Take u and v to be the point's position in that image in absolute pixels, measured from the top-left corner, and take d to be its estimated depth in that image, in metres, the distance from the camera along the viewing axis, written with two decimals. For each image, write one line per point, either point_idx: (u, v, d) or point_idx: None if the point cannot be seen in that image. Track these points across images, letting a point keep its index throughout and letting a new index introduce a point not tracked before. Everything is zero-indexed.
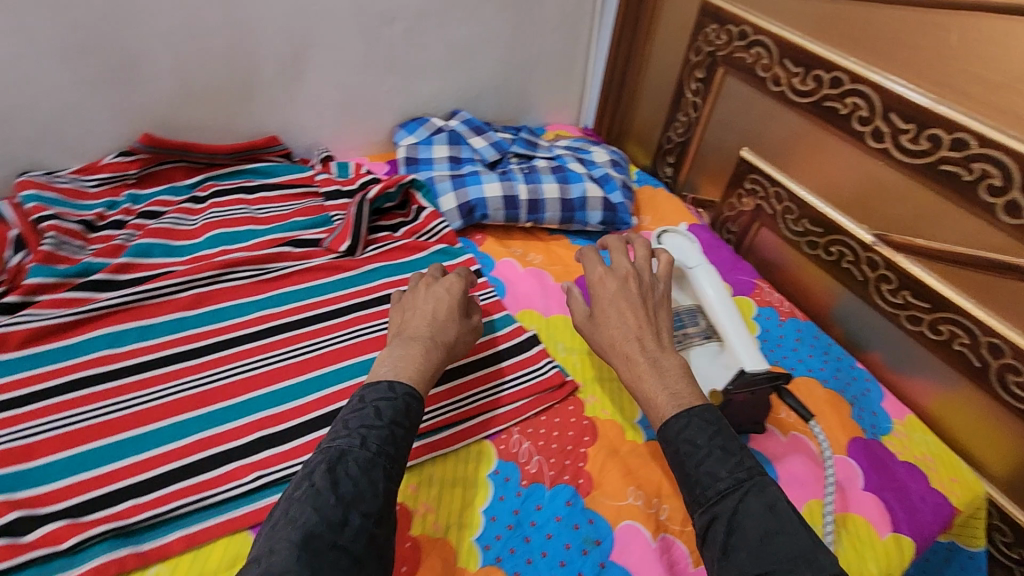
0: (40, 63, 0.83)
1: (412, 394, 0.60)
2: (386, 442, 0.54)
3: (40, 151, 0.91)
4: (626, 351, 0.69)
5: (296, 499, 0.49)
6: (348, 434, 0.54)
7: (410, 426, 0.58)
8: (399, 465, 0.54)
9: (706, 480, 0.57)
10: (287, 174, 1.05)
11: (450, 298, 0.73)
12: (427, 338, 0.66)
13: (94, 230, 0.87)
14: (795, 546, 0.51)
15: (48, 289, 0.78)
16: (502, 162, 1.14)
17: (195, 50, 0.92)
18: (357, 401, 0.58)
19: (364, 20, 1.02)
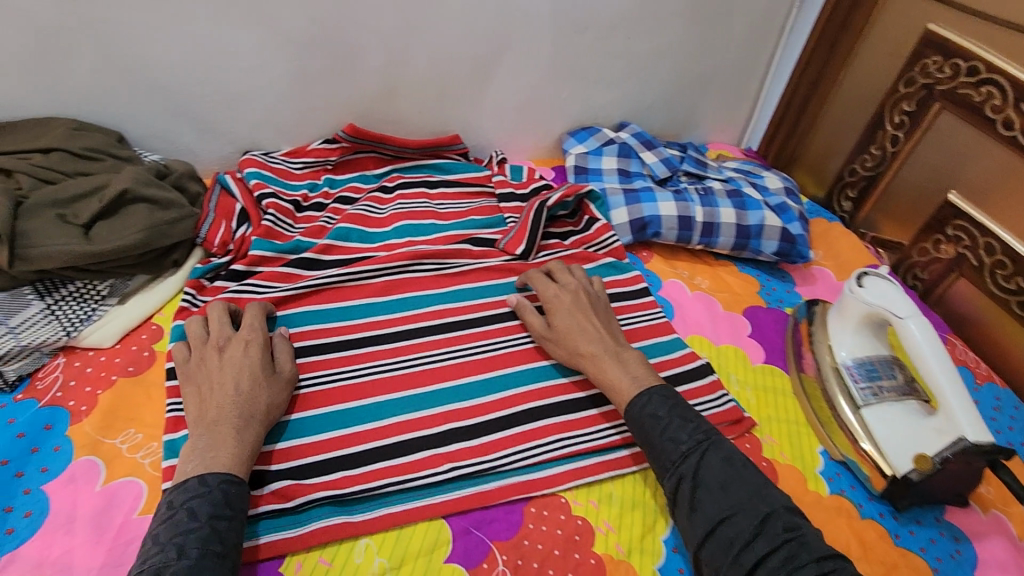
0: (278, 53, 0.91)
1: (228, 480, 0.56)
2: (205, 543, 0.52)
3: (260, 133, 0.99)
4: (584, 355, 0.74)
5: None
6: (161, 547, 0.51)
7: (232, 517, 0.55)
8: (227, 558, 0.52)
9: (668, 444, 0.64)
10: (464, 172, 1.08)
11: (246, 365, 0.65)
12: (241, 416, 0.61)
13: (300, 211, 0.94)
14: (747, 493, 0.59)
15: (267, 262, 0.84)
16: (672, 181, 1.12)
17: (405, 47, 0.97)
18: (167, 508, 0.54)
19: (558, 28, 1.03)
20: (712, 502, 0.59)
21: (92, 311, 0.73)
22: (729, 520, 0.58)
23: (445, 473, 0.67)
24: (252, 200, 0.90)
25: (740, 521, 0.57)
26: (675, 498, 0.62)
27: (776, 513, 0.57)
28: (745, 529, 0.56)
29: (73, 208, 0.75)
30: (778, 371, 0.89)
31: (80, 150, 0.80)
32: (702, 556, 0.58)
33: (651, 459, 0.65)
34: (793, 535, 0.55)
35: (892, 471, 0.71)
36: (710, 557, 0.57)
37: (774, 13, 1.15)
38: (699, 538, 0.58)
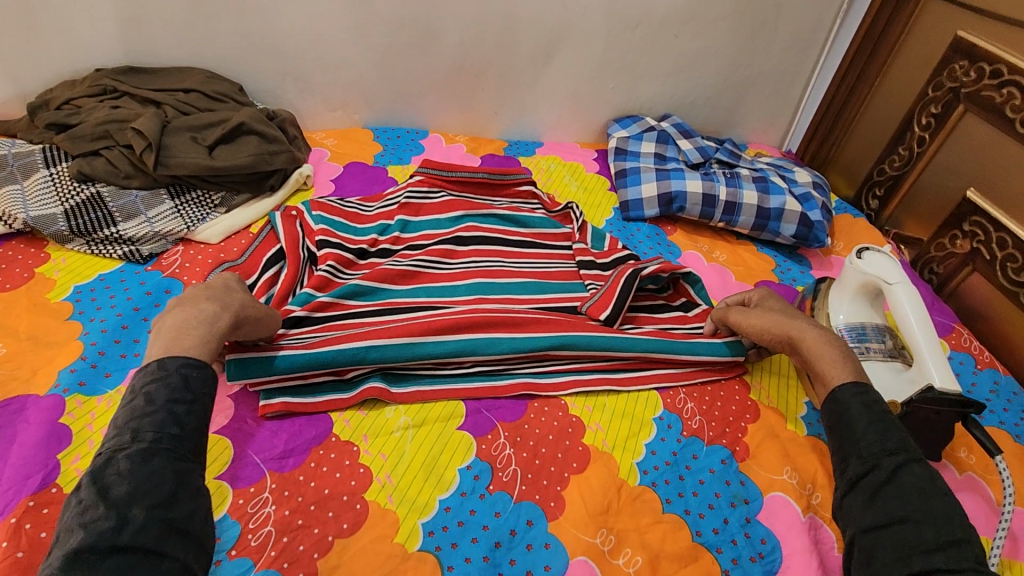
0: (372, 28, 1.10)
1: (189, 364, 0.55)
2: (163, 425, 0.50)
3: (349, 96, 1.18)
4: (800, 323, 0.77)
5: (66, 522, 0.44)
6: (118, 431, 0.49)
7: (198, 398, 0.54)
8: (186, 441, 0.50)
9: (873, 437, 0.60)
10: (541, 226, 1.07)
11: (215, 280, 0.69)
12: (205, 301, 0.64)
13: (365, 257, 0.95)
14: (939, 509, 0.53)
15: (326, 308, 0.84)
16: (704, 166, 1.23)
17: (476, 31, 1.13)
18: (128, 393, 0.53)
19: (612, 24, 1.17)
20: (898, 497, 0.55)
21: (207, 214, 0.92)
22: (906, 523, 0.53)
23: (467, 367, 0.80)
24: (295, 238, 0.91)
25: (925, 531, 0.52)
26: (855, 484, 0.58)
27: (972, 541, 0.51)
28: (928, 537, 0.52)
29: (202, 133, 0.95)
30: None
31: (211, 93, 1.02)
32: (859, 540, 0.55)
33: (840, 444, 0.62)
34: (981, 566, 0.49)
35: None
36: (869, 545, 0.54)
37: (818, 23, 1.25)
38: (866, 525, 0.55)
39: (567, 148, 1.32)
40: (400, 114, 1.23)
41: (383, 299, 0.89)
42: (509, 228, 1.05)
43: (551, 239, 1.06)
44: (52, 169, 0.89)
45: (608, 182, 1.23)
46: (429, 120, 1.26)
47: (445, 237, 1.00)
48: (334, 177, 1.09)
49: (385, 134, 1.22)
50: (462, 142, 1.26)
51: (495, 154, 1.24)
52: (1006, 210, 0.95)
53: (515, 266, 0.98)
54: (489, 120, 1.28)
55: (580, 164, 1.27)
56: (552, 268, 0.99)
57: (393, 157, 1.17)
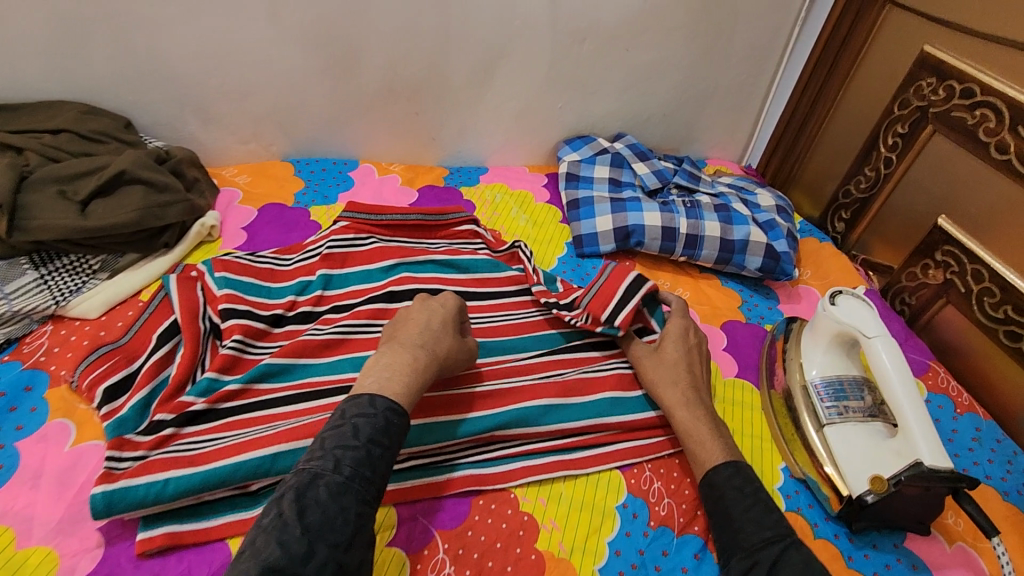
0: (282, 49, 0.95)
1: (393, 409, 0.60)
2: (360, 464, 0.55)
3: (264, 125, 1.04)
4: (680, 393, 0.75)
5: (263, 527, 0.49)
6: (323, 455, 0.54)
7: (389, 445, 0.58)
8: (374, 485, 0.55)
9: (751, 527, 0.60)
10: (483, 270, 0.95)
11: (438, 313, 0.74)
12: (418, 349, 0.68)
13: (281, 323, 0.81)
14: None
15: (235, 395, 0.71)
16: (662, 192, 1.14)
17: (404, 50, 1.00)
18: (339, 418, 0.58)
19: (557, 38, 1.06)
20: None
21: (82, 284, 0.78)
22: None
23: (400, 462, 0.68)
24: (196, 306, 0.77)
25: None
26: None
27: None
28: None
29: (74, 185, 0.80)
30: (749, 385, 0.89)
31: (87, 133, 0.86)
32: None
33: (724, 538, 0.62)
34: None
35: (847, 492, 0.70)
36: None
37: (776, 33, 1.17)
38: None
39: (515, 174, 1.21)
40: (325, 142, 1.10)
41: (298, 379, 0.75)
42: (449, 275, 0.93)
43: (496, 285, 0.94)
44: None
45: (559, 212, 1.12)
46: (359, 148, 1.12)
47: (375, 293, 0.87)
48: (246, 224, 0.95)
49: (309, 167, 1.08)
50: (397, 172, 1.13)
51: (434, 185, 1.12)
52: (982, 240, 0.88)
53: None
54: (427, 145, 1.15)
55: (528, 192, 1.16)
56: (499, 322, 0.88)
57: (317, 196, 1.03)
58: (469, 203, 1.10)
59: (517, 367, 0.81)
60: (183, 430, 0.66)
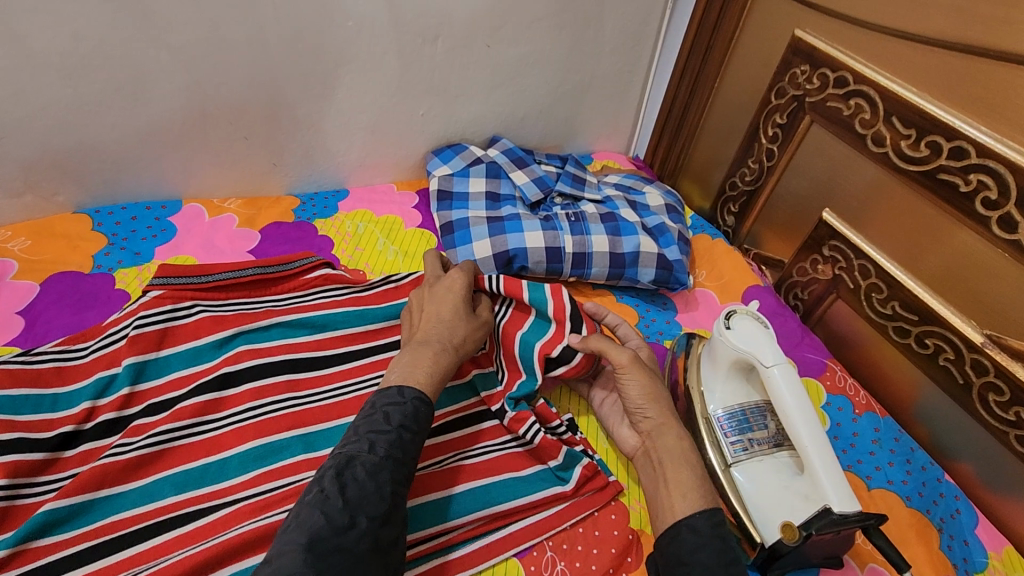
0: (38, 77, 0.74)
1: (421, 397, 0.60)
2: (394, 445, 0.55)
3: (40, 173, 0.82)
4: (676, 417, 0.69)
5: (305, 502, 0.49)
6: (358, 438, 0.55)
7: (419, 431, 0.58)
8: (405, 466, 0.55)
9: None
10: (344, 325, 0.79)
11: (452, 297, 0.74)
12: (437, 342, 0.67)
13: (72, 444, 0.63)
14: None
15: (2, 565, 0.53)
16: (545, 203, 1.03)
17: (212, 67, 0.82)
18: (369, 408, 0.59)
19: (403, 40, 0.91)
20: None
21: None
22: None
23: None
24: None
25: None
26: None
27: None
28: None
29: None
30: None
31: None
32: None
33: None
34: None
35: (760, 540, 0.65)
36: None
37: (647, 16, 1.08)
38: None
39: (380, 195, 1.06)
40: (131, 183, 0.89)
41: (98, 520, 0.58)
42: (301, 339, 0.77)
43: (363, 339, 0.79)
44: None
45: (434, 237, 0.99)
46: (180, 185, 0.93)
47: (205, 379, 0.69)
48: (23, 306, 0.74)
49: (113, 219, 0.88)
50: (233, 210, 0.94)
51: (280, 223, 0.94)
52: (865, 234, 0.85)
53: (312, 403, 0.71)
54: (267, 173, 0.97)
55: (397, 217, 1.01)
56: (366, 389, 0.74)
57: (124, 255, 0.83)
58: (325, 240, 0.94)
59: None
60: None
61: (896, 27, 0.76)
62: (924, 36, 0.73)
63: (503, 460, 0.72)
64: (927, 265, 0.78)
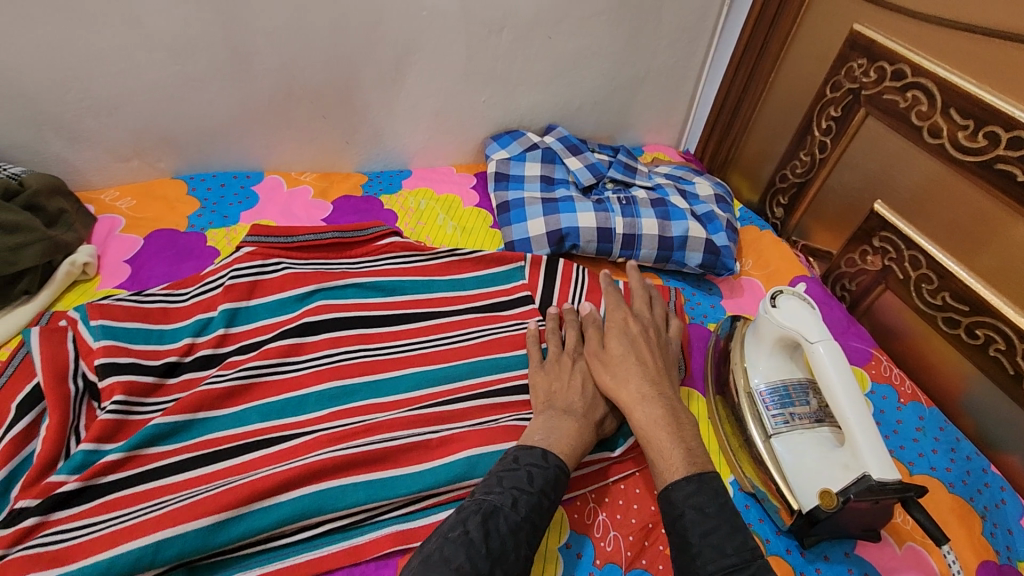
0: (152, 54, 0.83)
1: (562, 466, 0.63)
2: (533, 510, 0.58)
3: (145, 140, 0.92)
4: (634, 385, 0.70)
5: (450, 538, 0.53)
6: (504, 491, 0.58)
7: (556, 499, 0.61)
8: (540, 534, 0.57)
9: (710, 553, 0.54)
10: (408, 291, 0.87)
11: (596, 373, 0.76)
12: (581, 415, 0.69)
13: (175, 373, 0.71)
14: None
15: (118, 467, 0.61)
16: (597, 187, 1.07)
17: (300, 50, 0.90)
18: (514, 460, 0.62)
19: (470, 29, 0.97)
20: None
21: None
22: None
23: (317, 527, 0.61)
24: (61, 364, 0.66)
25: None
26: None
27: None
28: None
29: None
30: (695, 393, 0.86)
31: None
32: None
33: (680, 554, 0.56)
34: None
35: (797, 506, 0.68)
36: None
37: (704, 12, 1.11)
38: None
39: (440, 175, 1.12)
40: (222, 154, 0.98)
41: (197, 438, 0.66)
42: (372, 299, 0.84)
43: (426, 305, 0.86)
44: None
45: (490, 216, 1.04)
46: (262, 158, 1.01)
47: (287, 327, 0.77)
48: (129, 256, 0.84)
49: (205, 185, 0.97)
50: (308, 182, 1.03)
51: (350, 195, 1.02)
52: (918, 226, 0.86)
53: (377, 355, 0.78)
54: (340, 151, 1.05)
55: (456, 195, 1.07)
56: (427, 347, 0.80)
57: (214, 217, 0.92)
58: (390, 213, 1.00)
59: (449, 410, 0.73)
60: (52, 517, 0.57)
61: (958, 21, 0.77)
62: (986, 29, 0.74)
63: None
64: (982, 259, 0.78)
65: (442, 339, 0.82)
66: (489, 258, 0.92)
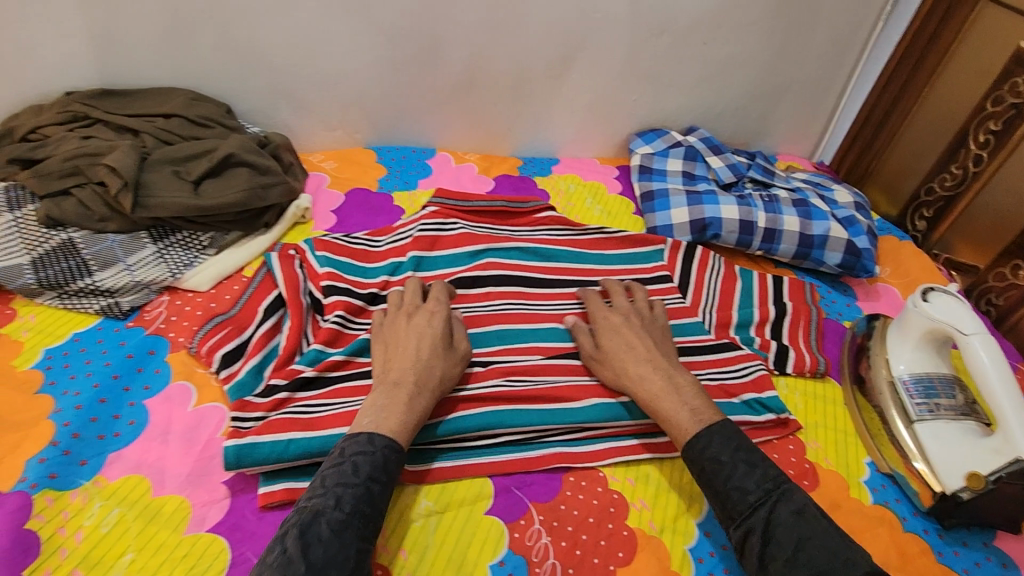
0: (371, 40, 0.99)
1: (392, 446, 0.59)
2: (361, 503, 0.54)
3: (349, 113, 1.08)
4: (632, 367, 0.73)
5: (268, 563, 0.49)
6: (325, 491, 0.54)
7: (390, 481, 0.57)
8: (371, 523, 0.54)
9: (735, 494, 0.60)
10: (564, 260, 0.96)
11: (429, 334, 0.70)
12: (412, 384, 0.64)
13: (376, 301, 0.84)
14: (833, 546, 0.55)
15: (342, 365, 0.74)
16: (737, 186, 1.13)
17: (487, 43, 1.03)
18: (338, 454, 0.57)
19: (635, 32, 1.07)
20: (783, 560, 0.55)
21: (194, 258, 0.82)
22: (808, 552, 0.55)
23: (498, 437, 0.71)
24: (294, 279, 0.81)
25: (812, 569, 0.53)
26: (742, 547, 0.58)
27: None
28: None
29: (187, 166, 0.84)
30: (831, 382, 0.88)
31: (196, 118, 0.90)
32: None
33: (711, 484, 0.62)
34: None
35: (940, 488, 0.71)
36: None
37: (857, 27, 1.15)
38: None
39: (585, 165, 1.22)
40: (405, 131, 1.13)
41: None
42: (532, 263, 0.94)
43: (579, 273, 0.95)
44: (14, 213, 0.77)
45: (632, 204, 1.13)
46: (436, 137, 1.16)
47: (464, 276, 0.89)
48: (335, 208, 0.99)
49: (390, 155, 1.12)
50: (473, 161, 1.16)
51: (509, 175, 1.14)
52: None
53: (537, 309, 0.88)
54: (502, 136, 1.18)
55: (601, 183, 1.17)
56: (582, 308, 0.89)
57: (399, 182, 1.07)
58: (544, 192, 1.11)
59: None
60: (296, 395, 0.70)
61: None
62: None
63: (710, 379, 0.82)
64: None
65: None
66: (632, 238, 1.01)
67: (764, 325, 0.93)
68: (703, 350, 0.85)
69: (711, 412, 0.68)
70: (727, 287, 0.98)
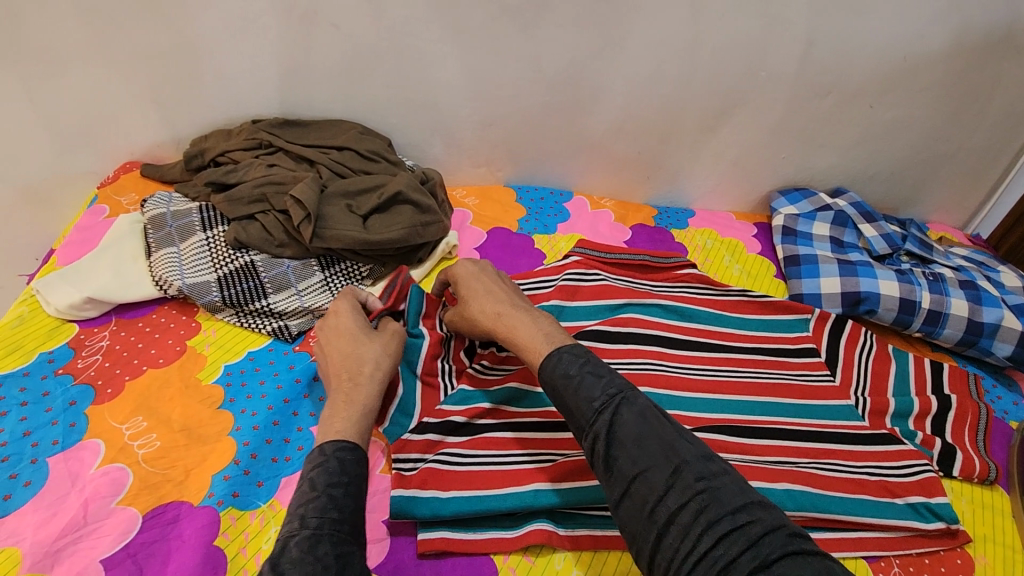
0: (532, 86, 1.01)
1: (343, 446, 0.55)
2: (324, 511, 0.50)
3: (495, 152, 1.10)
4: (492, 306, 0.71)
5: None
6: (287, 518, 0.50)
7: (353, 480, 0.53)
8: (344, 523, 0.50)
9: (581, 399, 0.57)
10: (705, 322, 0.94)
11: (346, 330, 0.69)
12: (349, 381, 0.63)
13: None
14: (658, 443, 0.52)
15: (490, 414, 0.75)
16: (891, 258, 1.07)
17: (644, 95, 1.03)
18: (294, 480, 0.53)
19: (798, 92, 1.03)
20: (630, 459, 0.52)
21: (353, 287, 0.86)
22: (645, 448, 0.52)
23: None
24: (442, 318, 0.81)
25: (658, 476, 0.51)
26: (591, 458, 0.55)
27: (688, 462, 0.51)
28: (659, 484, 0.50)
29: (357, 199, 0.88)
30: (998, 489, 0.81)
31: (365, 152, 0.94)
32: (619, 515, 0.52)
33: (562, 399, 0.58)
34: (727, 473, 0.51)
35: None
36: (626, 518, 0.51)
37: None
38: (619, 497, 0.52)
39: (721, 220, 1.19)
40: (545, 172, 1.15)
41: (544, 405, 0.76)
42: (674, 322, 0.92)
43: (722, 337, 0.92)
44: (207, 233, 0.84)
45: (773, 266, 1.09)
46: (574, 179, 1.16)
47: (606, 331, 0.88)
48: (477, 246, 1.01)
49: (528, 195, 1.13)
50: (608, 207, 1.15)
51: (645, 225, 1.13)
52: None
53: (680, 372, 0.85)
54: (639, 183, 1.17)
55: (739, 241, 1.13)
56: (726, 376, 0.86)
57: (538, 224, 1.08)
58: (682, 247, 1.09)
59: (750, 445, 0.77)
60: (448, 439, 0.71)
61: None
62: None
63: (869, 471, 0.77)
64: None
65: (742, 372, 0.87)
66: (777, 305, 0.96)
67: (925, 418, 0.86)
68: (860, 439, 0.81)
69: (564, 336, 0.65)
70: (880, 368, 0.91)
